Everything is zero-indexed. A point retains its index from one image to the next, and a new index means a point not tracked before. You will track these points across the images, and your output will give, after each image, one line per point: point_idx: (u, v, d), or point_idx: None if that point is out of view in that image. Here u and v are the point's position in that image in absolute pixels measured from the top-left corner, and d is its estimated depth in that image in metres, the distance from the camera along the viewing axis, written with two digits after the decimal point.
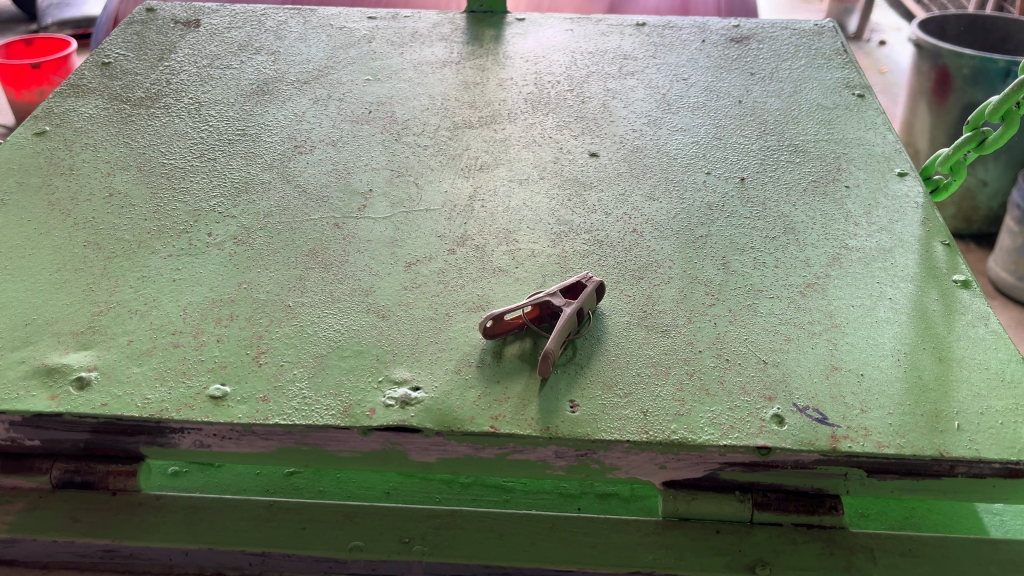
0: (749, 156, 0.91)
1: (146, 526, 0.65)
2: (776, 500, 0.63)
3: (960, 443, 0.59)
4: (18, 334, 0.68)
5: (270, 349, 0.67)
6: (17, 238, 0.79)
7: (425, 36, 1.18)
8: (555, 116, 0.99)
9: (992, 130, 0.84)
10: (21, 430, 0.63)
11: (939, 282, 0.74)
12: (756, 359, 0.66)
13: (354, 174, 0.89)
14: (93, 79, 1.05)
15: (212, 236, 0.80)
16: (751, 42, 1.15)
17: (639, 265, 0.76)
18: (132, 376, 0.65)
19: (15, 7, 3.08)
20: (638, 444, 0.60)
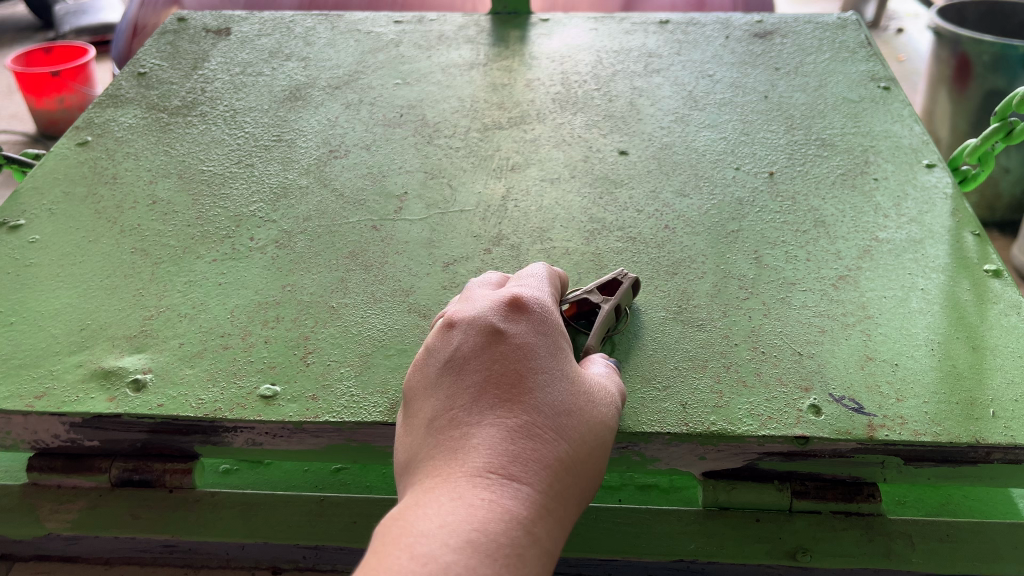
0: (777, 151, 0.92)
1: (202, 521, 0.67)
2: (814, 488, 0.64)
3: (996, 430, 0.60)
4: (75, 338, 0.71)
5: (316, 350, 0.69)
6: (66, 245, 0.81)
7: (451, 39, 1.20)
8: (583, 115, 1.01)
9: (1020, 120, 0.85)
10: (81, 431, 0.66)
11: (970, 272, 0.75)
12: (792, 351, 0.68)
13: (388, 177, 0.91)
14: (130, 89, 1.08)
15: (254, 241, 0.82)
16: (774, 37, 1.16)
17: (673, 261, 0.78)
18: (185, 378, 0.67)
19: (33, 15, 3.12)
20: (679, 435, 0.61)
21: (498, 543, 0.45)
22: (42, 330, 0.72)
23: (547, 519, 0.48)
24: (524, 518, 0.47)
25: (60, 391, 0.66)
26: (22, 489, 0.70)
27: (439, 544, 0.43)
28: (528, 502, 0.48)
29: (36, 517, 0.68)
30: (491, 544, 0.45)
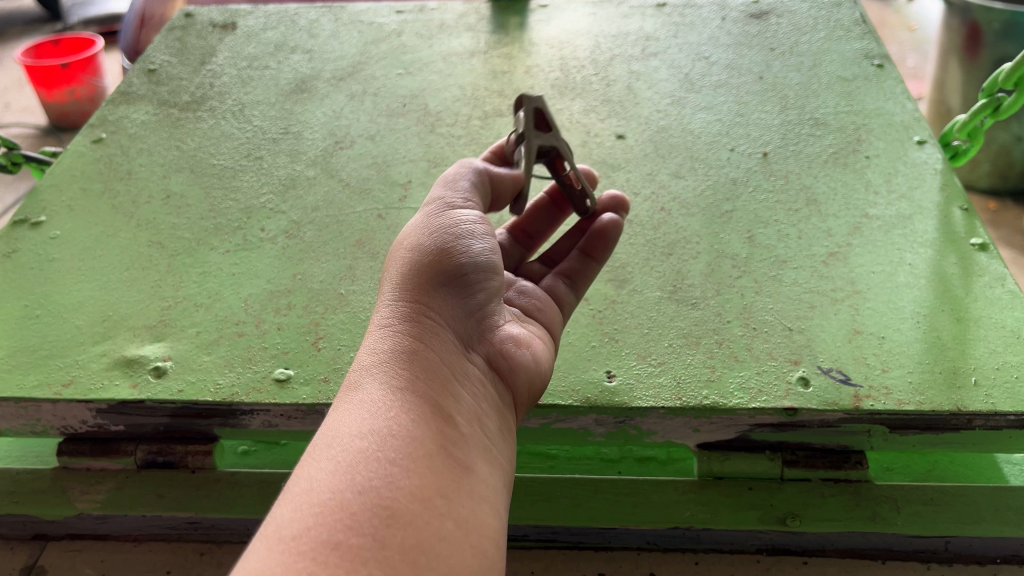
0: (771, 131, 0.94)
1: (224, 499, 0.71)
2: (804, 457, 0.67)
3: (977, 397, 0.63)
4: (98, 329, 0.74)
5: (327, 335, 0.73)
6: (87, 240, 0.85)
7: (452, 27, 1.22)
8: (581, 100, 1.03)
9: (1007, 96, 0.87)
10: (107, 417, 0.69)
11: (958, 245, 0.77)
12: (782, 327, 0.70)
13: (393, 167, 0.94)
14: (141, 86, 1.11)
15: (265, 231, 0.85)
16: (770, 17, 1.17)
17: (668, 242, 0.80)
18: (203, 364, 0.70)
19: (38, 7, 3.14)
20: (672, 409, 0.64)
21: (390, 423, 0.47)
22: (67, 322, 0.75)
23: (431, 388, 0.51)
24: (410, 394, 0.49)
25: (86, 379, 0.69)
26: (53, 472, 0.74)
27: (328, 435, 0.47)
28: (412, 381, 0.51)
29: (67, 498, 0.72)
30: (384, 419, 0.47)
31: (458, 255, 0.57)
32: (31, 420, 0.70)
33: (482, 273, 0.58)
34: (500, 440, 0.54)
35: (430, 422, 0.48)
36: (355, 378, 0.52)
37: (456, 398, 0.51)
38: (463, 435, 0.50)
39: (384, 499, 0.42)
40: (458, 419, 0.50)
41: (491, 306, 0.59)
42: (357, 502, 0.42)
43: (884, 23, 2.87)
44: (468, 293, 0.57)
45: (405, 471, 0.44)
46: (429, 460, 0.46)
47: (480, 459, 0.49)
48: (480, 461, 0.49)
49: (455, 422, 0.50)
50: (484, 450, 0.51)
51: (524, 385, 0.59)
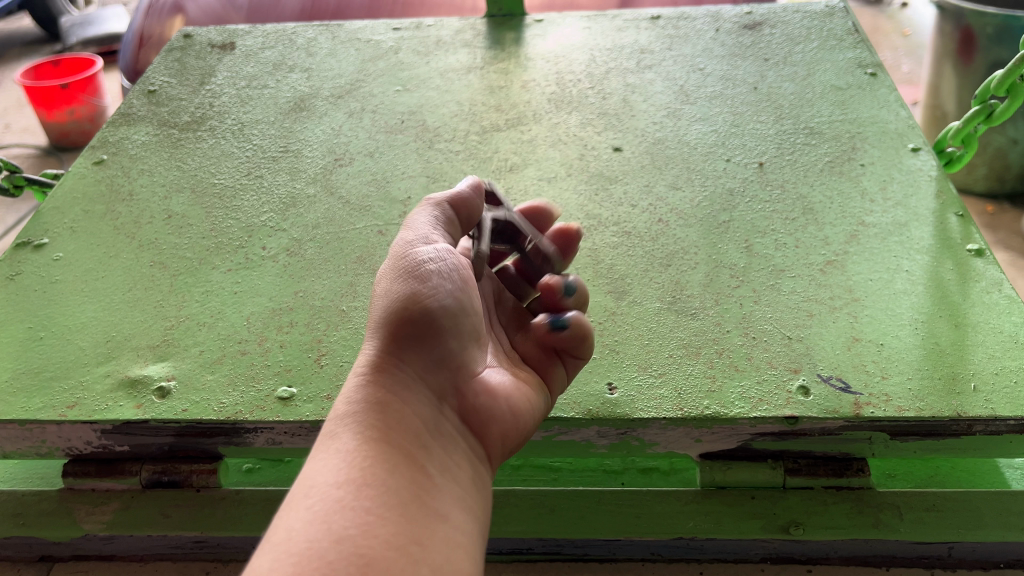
0: (767, 141, 0.95)
1: (230, 518, 0.72)
2: (805, 465, 0.68)
3: (976, 403, 0.63)
4: (101, 350, 0.75)
5: (329, 352, 0.73)
6: (89, 261, 0.86)
7: (448, 43, 1.24)
8: (578, 114, 1.04)
9: (999, 103, 0.87)
10: (111, 437, 0.70)
11: (954, 251, 0.78)
12: (781, 335, 0.71)
13: (392, 183, 0.95)
14: (141, 108, 1.12)
15: (266, 250, 0.86)
16: (763, 28, 1.18)
17: (666, 253, 0.81)
18: (207, 383, 0.71)
19: (36, 28, 3.16)
20: (674, 420, 0.65)
21: (365, 473, 0.49)
22: (70, 344, 0.76)
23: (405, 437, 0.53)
24: (384, 442, 0.52)
25: (90, 400, 0.70)
26: (58, 493, 0.75)
27: (304, 485, 0.49)
28: (387, 429, 0.52)
29: (73, 519, 0.72)
30: (357, 470, 0.50)
31: (439, 299, 0.57)
32: (36, 442, 0.70)
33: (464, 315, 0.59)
34: (476, 484, 0.56)
35: (402, 473, 0.51)
36: (332, 421, 0.54)
37: (428, 448, 0.54)
38: (435, 483, 0.52)
39: (359, 548, 0.45)
40: (430, 468, 0.52)
41: (472, 347, 0.60)
42: (335, 551, 0.44)
43: (878, 29, 2.88)
44: (453, 334, 0.58)
45: (379, 520, 0.47)
46: (404, 507, 0.49)
47: (454, 506, 0.52)
48: (453, 506, 0.52)
49: (427, 471, 0.52)
50: (458, 496, 0.53)
51: (506, 429, 0.60)
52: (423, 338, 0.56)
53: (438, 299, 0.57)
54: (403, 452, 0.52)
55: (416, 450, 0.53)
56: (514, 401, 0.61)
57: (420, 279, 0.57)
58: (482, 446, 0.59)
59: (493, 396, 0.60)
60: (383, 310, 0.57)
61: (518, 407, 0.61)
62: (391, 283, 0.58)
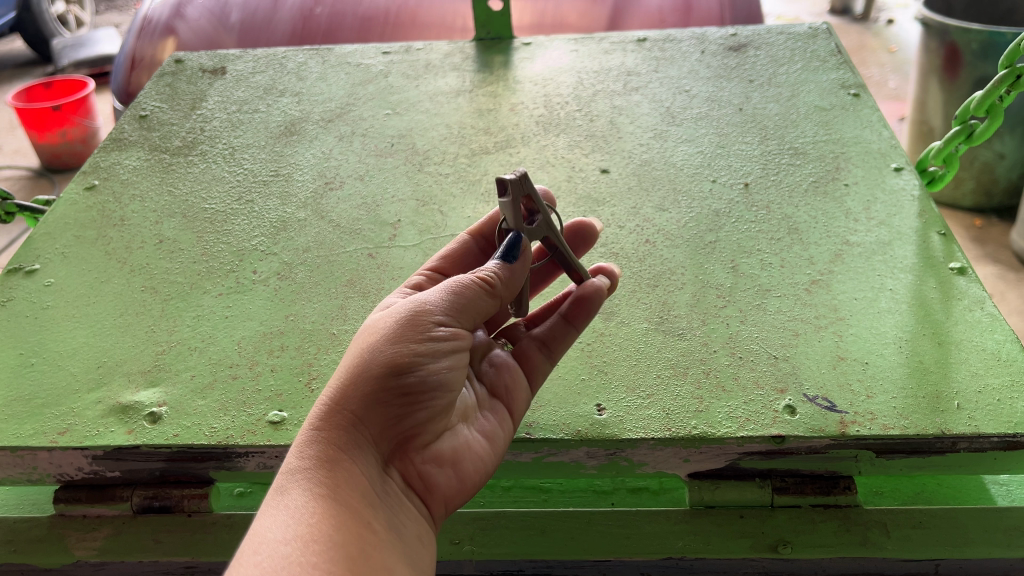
0: (752, 161, 0.96)
1: (221, 542, 0.71)
2: (793, 484, 0.69)
3: (960, 421, 0.64)
4: (92, 376, 0.75)
5: (320, 375, 0.74)
6: (80, 287, 0.86)
7: (438, 66, 1.25)
8: (566, 136, 1.05)
9: (979, 123, 0.89)
10: (102, 463, 0.70)
11: (937, 270, 0.79)
12: (768, 355, 0.71)
13: (383, 206, 0.95)
14: (132, 133, 1.13)
15: (257, 274, 0.87)
16: (748, 49, 1.20)
17: (654, 274, 0.82)
18: (198, 409, 0.71)
19: (27, 51, 3.18)
20: (662, 440, 0.65)
21: (312, 531, 0.50)
22: (61, 370, 0.76)
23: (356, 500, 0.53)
24: (336, 502, 0.52)
25: (82, 426, 0.70)
26: (50, 520, 0.75)
27: (251, 537, 0.50)
28: (341, 490, 0.53)
29: (64, 545, 0.72)
30: (304, 526, 0.50)
31: (423, 366, 0.56)
32: (27, 469, 0.70)
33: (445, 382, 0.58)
34: (422, 542, 0.57)
35: (348, 534, 0.51)
36: (291, 468, 0.54)
37: (377, 508, 0.54)
38: (380, 544, 0.53)
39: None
40: (377, 529, 0.53)
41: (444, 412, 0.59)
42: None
43: (864, 46, 2.91)
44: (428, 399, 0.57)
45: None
46: (348, 565, 0.50)
47: (398, 565, 0.53)
48: (397, 564, 0.53)
49: (373, 529, 0.53)
50: (402, 556, 0.54)
51: (460, 487, 0.60)
52: (391, 401, 0.56)
53: (421, 367, 0.56)
54: (351, 511, 0.53)
55: (364, 509, 0.53)
56: (473, 459, 0.61)
57: (402, 343, 0.56)
58: (433, 502, 0.59)
59: (447, 462, 0.60)
60: (357, 368, 0.56)
61: (475, 466, 0.61)
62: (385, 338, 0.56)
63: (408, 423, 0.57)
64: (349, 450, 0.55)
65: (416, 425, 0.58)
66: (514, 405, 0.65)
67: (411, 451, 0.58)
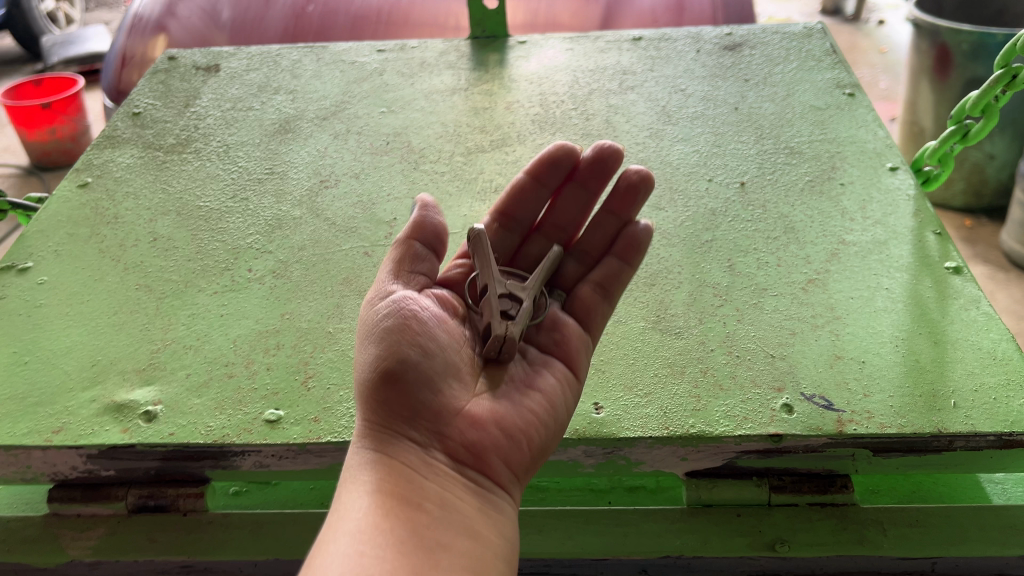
0: (748, 161, 0.97)
1: (217, 541, 0.72)
2: (790, 482, 0.69)
3: (957, 419, 0.64)
4: (87, 374, 0.75)
5: (316, 374, 0.73)
6: (74, 284, 0.85)
7: (433, 64, 1.25)
8: (562, 135, 1.05)
9: (974, 123, 0.89)
10: (97, 462, 0.69)
11: (933, 269, 0.79)
12: (765, 353, 0.72)
13: (378, 205, 0.95)
14: (125, 130, 1.12)
15: (252, 272, 0.86)
16: (743, 48, 1.21)
17: (650, 272, 0.82)
18: (193, 407, 0.71)
19: (16, 48, 3.15)
20: (660, 439, 0.65)
21: (364, 524, 0.50)
22: (55, 368, 0.75)
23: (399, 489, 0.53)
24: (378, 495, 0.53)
25: (76, 425, 0.70)
26: (44, 519, 0.74)
27: (318, 541, 0.50)
28: (380, 484, 0.54)
29: (58, 545, 0.72)
30: (356, 522, 0.51)
31: (405, 344, 0.58)
32: (21, 468, 0.70)
33: (436, 355, 0.59)
34: (484, 509, 0.56)
35: (400, 520, 0.51)
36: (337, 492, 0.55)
37: (425, 489, 0.54)
38: (436, 519, 0.53)
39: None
40: (429, 507, 0.53)
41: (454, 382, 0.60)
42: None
43: (855, 47, 2.92)
44: (430, 373, 0.58)
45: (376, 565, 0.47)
46: (401, 551, 0.49)
47: (457, 539, 0.52)
48: (458, 537, 0.52)
49: (425, 509, 0.53)
50: (462, 527, 0.53)
51: (513, 444, 0.59)
52: (395, 396, 0.57)
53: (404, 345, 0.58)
54: (400, 499, 0.53)
55: (413, 493, 0.53)
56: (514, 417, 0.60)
57: (379, 341, 0.58)
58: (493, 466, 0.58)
59: (484, 420, 0.59)
60: (358, 376, 0.58)
61: (519, 423, 0.60)
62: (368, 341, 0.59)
63: (429, 404, 0.57)
64: (386, 448, 0.56)
65: (437, 404, 0.58)
66: (567, 349, 0.67)
67: (449, 425, 0.58)
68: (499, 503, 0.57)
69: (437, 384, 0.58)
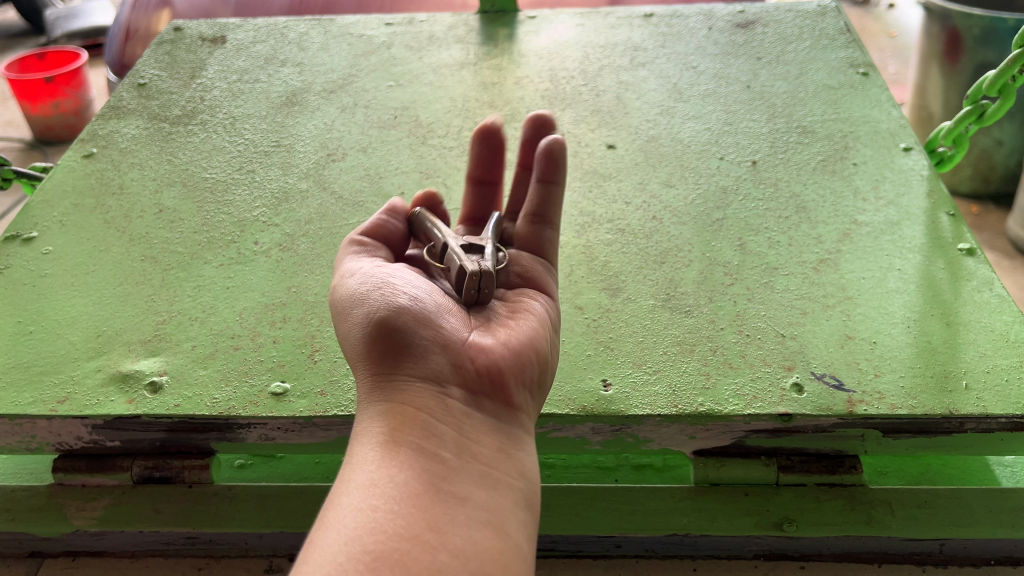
0: (760, 139, 0.95)
1: (226, 514, 0.72)
2: (798, 462, 0.68)
3: (968, 401, 0.64)
4: (92, 344, 0.74)
5: (323, 348, 0.73)
6: (79, 255, 0.85)
7: (441, 39, 1.23)
8: (572, 111, 1.04)
9: (990, 103, 0.88)
10: (102, 433, 0.69)
11: (946, 251, 0.78)
12: (775, 333, 0.71)
13: (386, 179, 0.94)
14: (131, 101, 1.11)
15: (259, 245, 0.86)
16: (756, 26, 1.19)
17: (660, 250, 0.81)
18: (199, 379, 0.70)
19: (20, 21, 3.13)
20: (669, 417, 0.65)
21: (376, 477, 0.47)
22: (60, 338, 0.75)
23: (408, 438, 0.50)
24: (388, 448, 0.49)
25: (81, 395, 0.69)
26: (48, 489, 0.74)
27: (329, 497, 0.47)
28: (390, 436, 0.50)
29: (63, 515, 0.72)
30: (366, 475, 0.47)
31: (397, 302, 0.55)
32: (26, 438, 0.70)
33: (432, 308, 0.56)
34: (503, 451, 0.52)
35: (411, 468, 0.48)
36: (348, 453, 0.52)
37: (440, 433, 0.50)
38: (450, 466, 0.49)
39: (367, 545, 0.42)
40: (444, 454, 0.49)
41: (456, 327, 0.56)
42: (342, 554, 0.42)
43: (865, 30, 2.90)
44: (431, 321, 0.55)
45: (388, 520, 0.44)
46: (415, 502, 0.46)
47: (475, 488, 0.48)
48: (474, 486, 0.49)
49: (438, 458, 0.49)
50: (480, 474, 0.50)
51: (523, 389, 0.56)
52: (395, 353, 0.54)
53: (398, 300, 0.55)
54: (414, 446, 0.49)
55: (426, 442, 0.50)
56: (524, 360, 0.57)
57: (369, 306, 0.55)
58: (506, 411, 0.55)
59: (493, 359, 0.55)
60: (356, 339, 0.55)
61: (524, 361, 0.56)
62: (360, 306, 0.56)
63: (433, 353, 0.54)
64: (397, 398, 0.52)
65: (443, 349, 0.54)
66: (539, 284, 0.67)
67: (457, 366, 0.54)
68: (519, 445, 0.54)
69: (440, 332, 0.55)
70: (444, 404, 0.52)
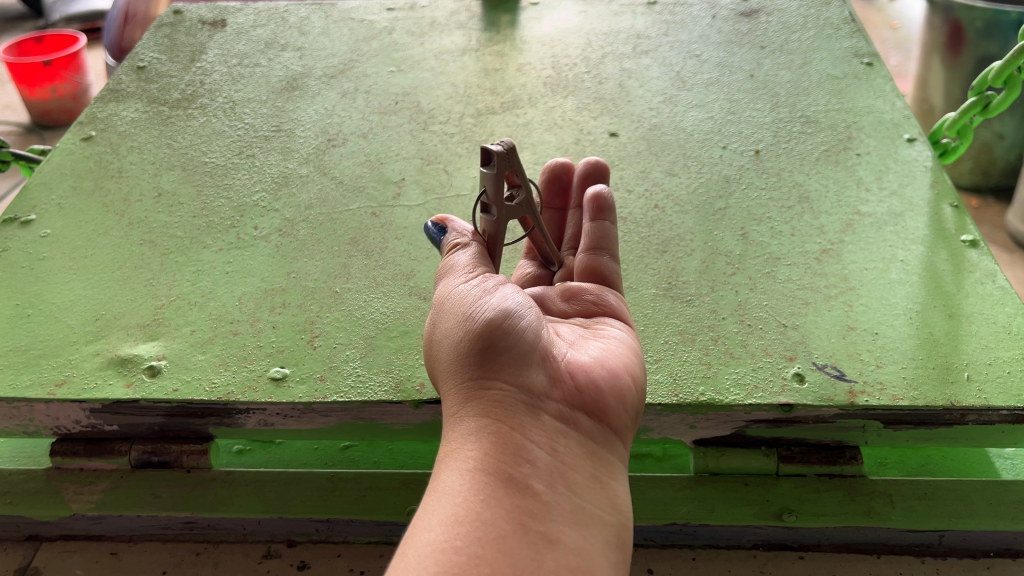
0: (763, 129, 0.95)
1: (222, 499, 0.71)
2: (798, 453, 0.68)
3: (970, 393, 0.63)
4: (91, 328, 0.74)
5: (322, 333, 0.73)
6: (78, 238, 0.84)
7: (443, 24, 1.22)
8: (574, 98, 1.03)
9: (995, 95, 0.88)
10: (100, 416, 0.69)
11: (949, 242, 0.78)
12: (777, 323, 0.71)
13: (386, 164, 0.94)
14: (130, 84, 1.10)
15: (259, 230, 0.85)
16: (760, 15, 1.18)
17: (662, 239, 0.81)
18: (198, 363, 0.70)
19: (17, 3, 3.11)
20: (669, 406, 0.64)
21: (461, 511, 0.46)
22: (59, 322, 0.75)
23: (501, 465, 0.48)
24: (479, 475, 0.48)
25: (79, 379, 0.69)
26: (47, 473, 0.74)
27: (414, 528, 0.46)
28: (483, 463, 0.48)
29: (60, 498, 0.72)
30: (453, 508, 0.46)
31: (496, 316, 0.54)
32: (24, 421, 0.69)
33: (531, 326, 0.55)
34: (599, 485, 0.50)
35: (502, 501, 0.46)
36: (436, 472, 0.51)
37: (532, 461, 0.49)
38: (544, 499, 0.47)
39: None
40: (537, 486, 0.48)
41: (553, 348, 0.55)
42: None
43: (867, 21, 2.88)
44: (530, 340, 0.54)
45: (469, 564, 0.43)
46: (501, 544, 0.44)
47: (567, 527, 0.47)
48: (566, 524, 0.47)
49: (531, 491, 0.47)
50: (574, 508, 0.48)
51: (619, 417, 0.54)
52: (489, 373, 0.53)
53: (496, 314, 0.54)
54: (507, 476, 0.47)
55: (519, 471, 0.48)
56: (620, 385, 0.55)
57: (466, 319, 0.54)
58: (602, 438, 0.53)
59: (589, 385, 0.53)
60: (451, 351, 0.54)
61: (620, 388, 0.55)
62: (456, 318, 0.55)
63: (528, 377, 0.52)
64: (490, 419, 0.51)
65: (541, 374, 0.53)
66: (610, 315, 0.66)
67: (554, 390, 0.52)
68: (615, 478, 0.52)
69: (532, 352, 0.53)
70: (536, 427, 0.50)
